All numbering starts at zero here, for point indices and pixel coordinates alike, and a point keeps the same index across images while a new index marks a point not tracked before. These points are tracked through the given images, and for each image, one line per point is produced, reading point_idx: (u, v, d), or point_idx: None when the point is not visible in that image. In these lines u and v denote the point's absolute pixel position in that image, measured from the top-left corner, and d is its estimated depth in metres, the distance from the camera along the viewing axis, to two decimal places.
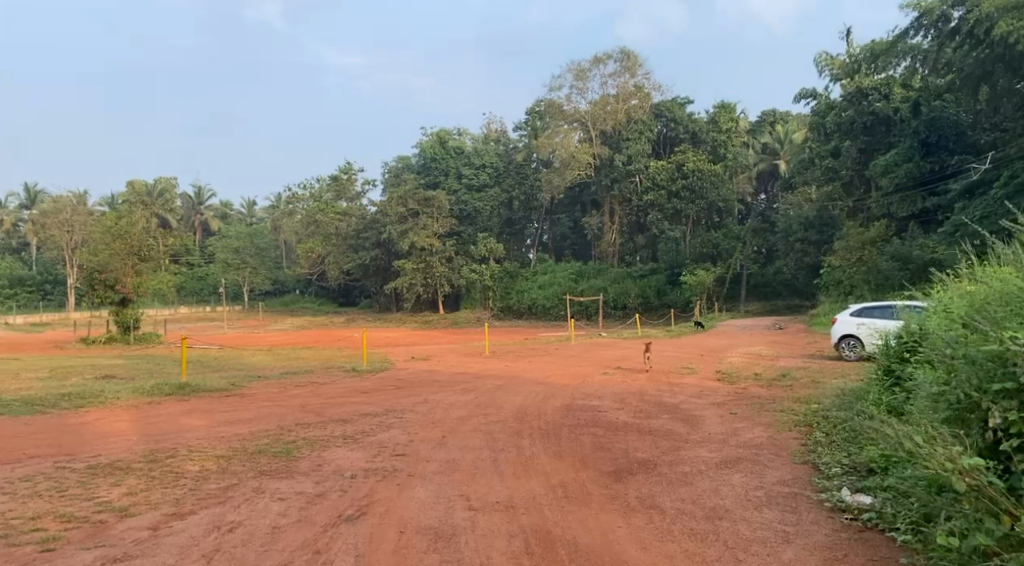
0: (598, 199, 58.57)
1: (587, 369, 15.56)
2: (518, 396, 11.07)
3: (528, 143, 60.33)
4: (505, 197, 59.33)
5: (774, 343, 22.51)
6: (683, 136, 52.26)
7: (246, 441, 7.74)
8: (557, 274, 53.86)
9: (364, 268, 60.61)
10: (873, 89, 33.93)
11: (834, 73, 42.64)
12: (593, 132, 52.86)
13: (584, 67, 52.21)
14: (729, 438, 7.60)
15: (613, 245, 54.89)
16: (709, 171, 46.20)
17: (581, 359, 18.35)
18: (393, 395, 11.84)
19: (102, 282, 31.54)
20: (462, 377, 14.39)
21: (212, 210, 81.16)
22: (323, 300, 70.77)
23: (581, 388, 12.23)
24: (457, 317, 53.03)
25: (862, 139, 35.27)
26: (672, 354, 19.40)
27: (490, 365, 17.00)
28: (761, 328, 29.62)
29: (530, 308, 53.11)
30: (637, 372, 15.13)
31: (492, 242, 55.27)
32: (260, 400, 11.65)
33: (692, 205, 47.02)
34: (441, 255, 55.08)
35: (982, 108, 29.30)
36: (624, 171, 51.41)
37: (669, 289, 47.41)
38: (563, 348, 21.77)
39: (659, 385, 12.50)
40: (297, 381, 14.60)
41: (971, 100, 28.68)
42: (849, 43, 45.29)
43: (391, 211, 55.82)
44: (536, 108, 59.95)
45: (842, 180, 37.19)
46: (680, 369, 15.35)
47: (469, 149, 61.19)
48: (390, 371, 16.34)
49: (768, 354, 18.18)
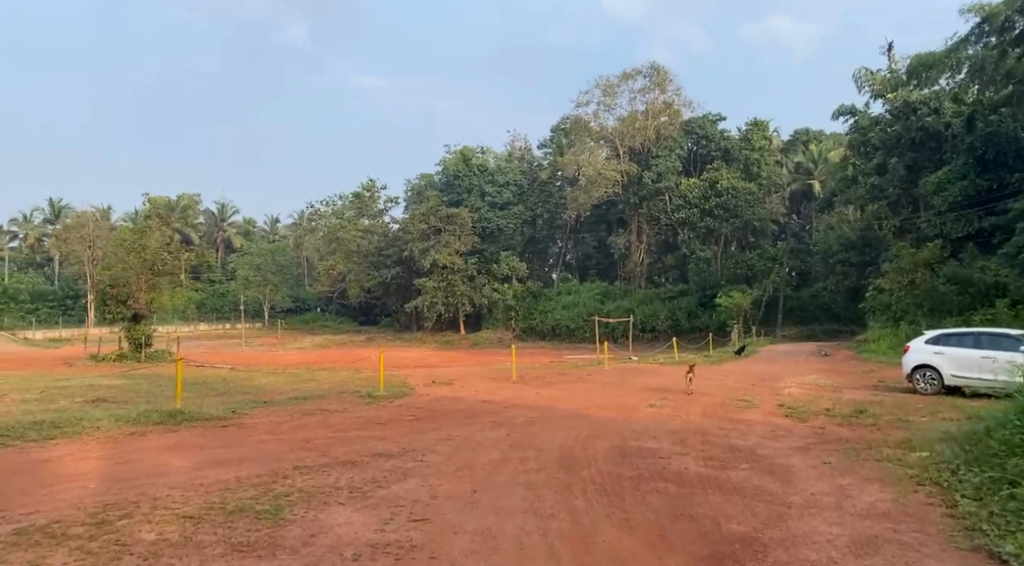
0: (625, 218, 56.95)
1: (630, 400, 13.87)
2: (559, 434, 9.43)
3: (553, 160, 59.11)
4: (529, 215, 58.06)
5: (827, 372, 20.62)
6: (714, 153, 50.71)
7: (230, 491, 6.21)
8: (582, 295, 52.26)
9: (385, 286, 59.32)
10: (922, 103, 32.24)
11: (875, 89, 40.33)
12: (620, 150, 51.46)
13: (612, 82, 50.98)
14: (844, 504, 5.89)
15: (641, 265, 53.16)
16: (743, 189, 44.37)
17: (619, 387, 16.64)
18: (413, 429, 10.24)
19: (114, 298, 30.53)
20: (490, 407, 12.79)
21: (235, 227, 80.84)
22: (343, 319, 69.70)
23: (631, 424, 10.55)
24: (478, 338, 51.59)
25: (910, 155, 33.04)
26: (720, 382, 17.63)
27: (520, 392, 15.37)
28: (806, 355, 27.64)
29: (553, 330, 51.50)
30: (688, 404, 13.39)
31: (515, 261, 53.95)
32: (259, 433, 10.14)
33: (727, 224, 45.14)
34: (462, 273, 53.60)
35: None
36: (653, 189, 50.17)
37: (700, 311, 45.47)
38: (596, 374, 20.05)
39: (720, 423, 10.78)
40: (305, 409, 13.06)
41: None
42: (891, 59, 43.52)
43: (412, 229, 54.73)
44: (562, 125, 58.76)
45: (889, 200, 34.87)
46: (735, 402, 13.62)
47: (493, 166, 60.08)
48: (410, 398, 14.79)
49: (830, 386, 16.34)
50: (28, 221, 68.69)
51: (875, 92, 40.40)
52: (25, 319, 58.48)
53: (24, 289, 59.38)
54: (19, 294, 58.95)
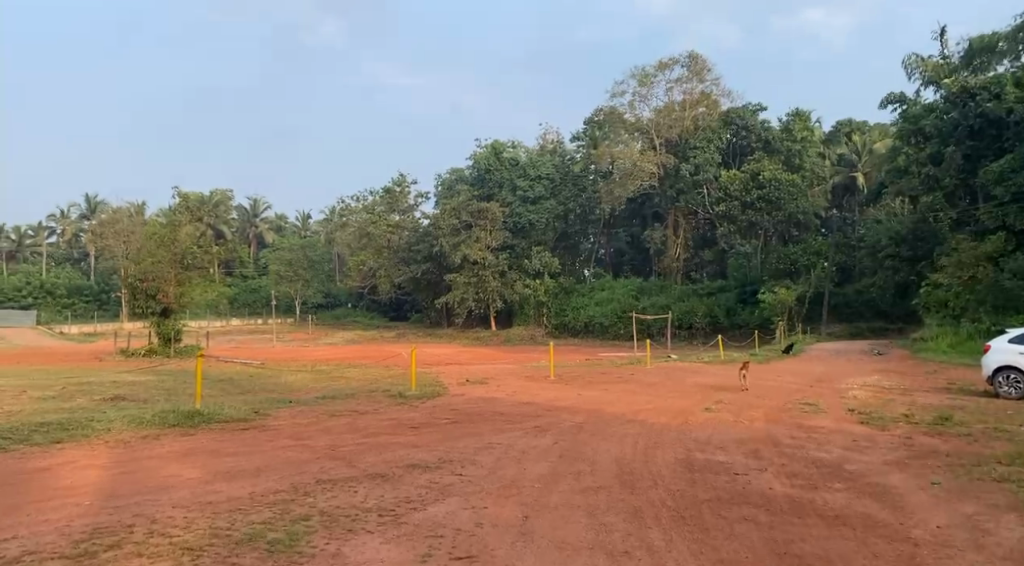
0: (660, 211, 55.57)
1: (682, 403, 12.78)
2: (612, 443, 8.41)
3: (587, 153, 58.10)
4: (561, 209, 57.02)
5: (889, 372, 19.21)
6: (755, 145, 49.04)
7: (242, 512, 5.34)
8: (616, 291, 51.16)
9: (415, 282, 58.77)
10: (981, 89, 30.20)
11: (926, 74, 38.74)
12: (656, 142, 50.29)
13: (649, 72, 49.67)
14: (985, 542, 4.75)
15: (677, 261, 51.82)
16: (787, 181, 42.75)
17: (666, 388, 15.54)
18: (449, 435, 9.32)
19: (144, 292, 30.26)
20: (530, 410, 11.84)
21: (267, 222, 81.19)
22: (374, 314, 69.46)
23: (691, 431, 9.48)
24: (510, 334, 50.78)
25: (968, 143, 31.12)
26: (775, 383, 16.40)
27: (561, 393, 14.37)
28: (858, 354, 26.14)
29: (586, 326, 50.42)
30: (746, 408, 12.26)
31: (547, 256, 52.89)
32: (282, 438, 9.32)
33: (769, 216, 43.71)
34: (493, 269, 52.72)
35: None
36: (691, 182, 48.62)
37: (740, 308, 44.04)
38: (639, 373, 18.95)
39: (791, 430, 9.62)
40: (332, 409, 12.26)
41: None
42: (943, 43, 41.39)
43: (443, 224, 54.03)
44: (596, 117, 57.51)
45: (945, 191, 32.66)
46: (799, 405, 12.45)
47: (525, 160, 59.13)
48: (444, 399, 13.91)
49: (898, 389, 15.02)
50: (66, 217, 69.81)
51: (927, 78, 38.61)
52: (62, 313, 59.34)
53: (61, 284, 60.24)
54: (57, 289, 59.82)
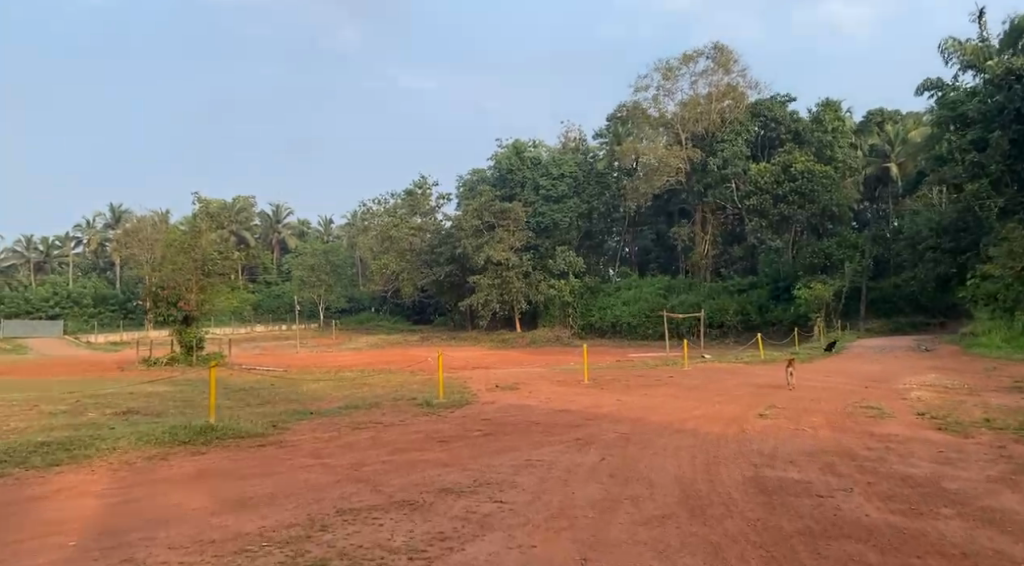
0: (687, 208, 54.32)
1: (731, 409, 11.82)
2: (667, 459, 7.52)
3: (610, 150, 57.13)
4: (585, 208, 56.02)
5: (945, 370, 18.00)
6: (784, 137, 47.63)
7: (249, 555, 4.55)
8: (643, 290, 50.10)
9: (438, 285, 58.11)
10: None
11: (964, 58, 37.11)
12: (682, 138, 49.11)
13: (673, 65, 48.49)
14: None
15: (706, 258, 50.57)
16: (820, 172, 41.46)
17: (709, 391, 14.57)
18: (482, 450, 8.50)
19: (165, 299, 29.83)
20: (566, 419, 10.98)
21: (290, 228, 81.24)
22: (397, 318, 68.97)
23: (752, 443, 8.53)
24: (535, 335, 49.85)
25: (1016, 127, 28.71)
26: (826, 385, 15.32)
27: (597, 399, 13.50)
28: (905, 351, 24.81)
29: (613, 326, 49.40)
30: (803, 413, 11.28)
31: (572, 256, 51.93)
32: (301, 456, 8.57)
33: (803, 210, 42.37)
34: (517, 270, 51.93)
35: None
36: (718, 176, 47.38)
37: (773, 304, 43.18)
38: (677, 375, 17.99)
39: (864, 440, 8.60)
40: (355, 421, 11.52)
41: None
42: (982, 26, 39.59)
43: (466, 226, 53.27)
44: (619, 113, 57.03)
45: (991, 178, 30.35)
46: (861, 410, 11.40)
47: (547, 159, 58.26)
48: (473, 407, 13.11)
49: (964, 389, 13.88)
50: (92, 226, 70.46)
51: (966, 63, 37.14)
52: (89, 323, 59.66)
53: (88, 294, 60.63)
54: (84, 298, 60.18)
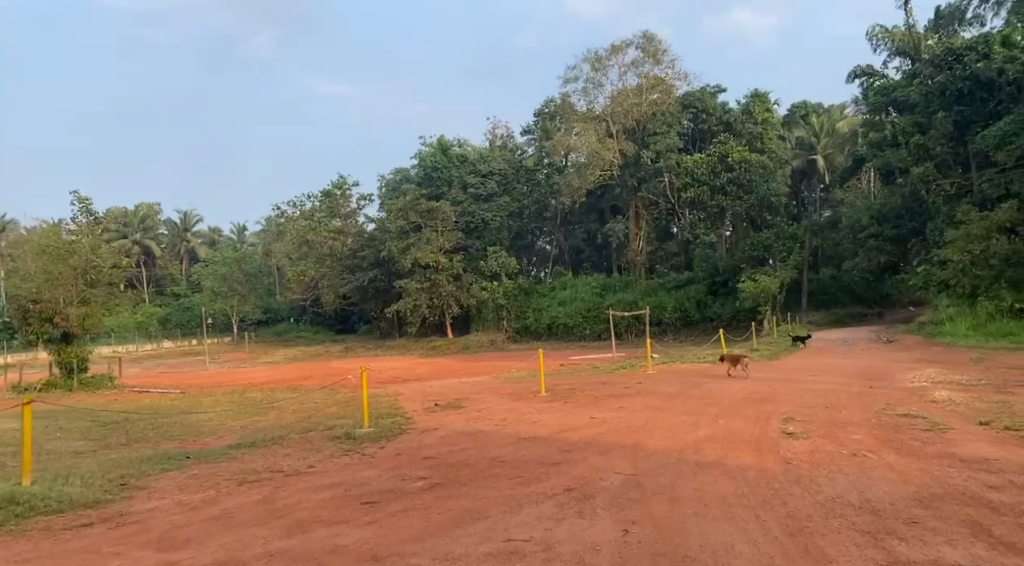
0: (620, 203, 52.70)
1: (740, 425, 9.40)
2: (726, 532, 4.86)
3: (539, 146, 55.05)
4: (516, 206, 53.85)
5: (933, 363, 16.29)
6: (716, 128, 46.50)
7: None
8: (580, 290, 48.07)
9: (362, 291, 54.21)
10: (967, 49, 27.63)
11: (894, 45, 36.63)
12: (614, 132, 47.28)
13: (601, 56, 46.56)
14: None
15: (641, 254, 49.00)
16: (757, 161, 40.34)
17: (694, 399, 12.22)
18: (434, 524, 5.64)
19: (37, 315, 24.97)
20: (537, 455, 8.27)
21: (200, 236, 75.28)
22: (319, 329, 64.73)
23: (822, 484, 6.00)
24: (468, 341, 46.90)
25: (958, 108, 28.30)
26: (822, 386, 13.19)
27: (566, 420, 10.90)
28: (869, 343, 23.40)
29: (550, 328, 47.23)
30: (834, 428, 8.92)
31: (504, 256, 49.42)
32: (143, 552, 5.45)
33: (740, 201, 41.17)
34: (447, 272, 48.72)
35: None
36: (652, 170, 46.04)
37: (711, 300, 42.15)
38: (644, 381, 15.64)
39: (964, 470, 6.24)
40: (247, 474, 8.42)
41: None
42: (907, 12, 39.40)
43: (390, 226, 49.69)
44: (546, 109, 55.39)
45: (935, 162, 29.60)
46: (899, 418, 9.14)
47: (474, 156, 55.63)
48: (410, 439, 10.23)
49: (984, 384, 11.96)
50: None
51: (895, 48, 36.65)
52: None
53: None
54: None
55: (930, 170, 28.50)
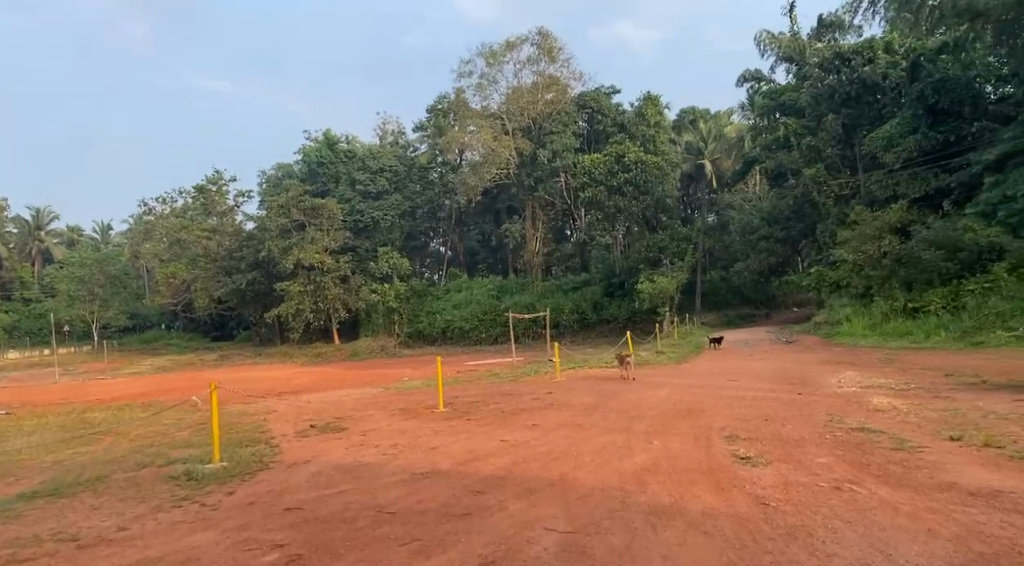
0: (515, 204, 51.54)
1: (682, 448, 7.87)
2: None
3: (432, 144, 52.91)
4: (408, 205, 51.49)
5: (846, 365, 15.71)
6: (610, 129, 46.08)
7: None
8: (475, 292, 46.45)
9: (240, 295, 49.76)
10: (855, 53, 28.52)
11: (781, 51, 37.69)
12: (510, 130, 45.82)
13: (495, 51, 45.03)
14: None
15: (538, 256, 47.82)
16: (653, 162, 40.22)
17: (615, 413, 10.68)
18: None
19: None
20: (439, 502, 6.35)
21: (54, 235, 67.26)
22: (192, 336, 59.29)
23: (828, 543, 4.48)
24: (357, 347, 44.00)
25: (846, 111, 29.39)
26: (747, 393, 12.06)
27: (471, 446, 9.00)
28: (771, 344, 23.16)
29: (444, 332, 45.24)
30: (789, 448, 7.58)
31: (395, 257, 46.87)
32: None
33: (637, 202, 40.82)
34: (334, 274, 45.39)
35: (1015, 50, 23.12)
36: (548, 170, 45.10)
37: (607, 302, 41.72)
38: (554, 391, 14.02)
39: (989, 511, 4.90)
40: (25, 545, 5.94)
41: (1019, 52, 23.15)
42: (791, 22, 40.54)
43: (271, 224, 45.89)
44: (439, 106, 53.27)
45: (825, 163, 30.64)
46: (857, 434, 7.94)
47: (363, 151, 52.72)
48: (274, 479, 8.00)
49: (916, 389, 11.15)
50: None
51: (782, 55, 37.65)
52: None
53: None
54: None
55: (821, 171, 29.77)
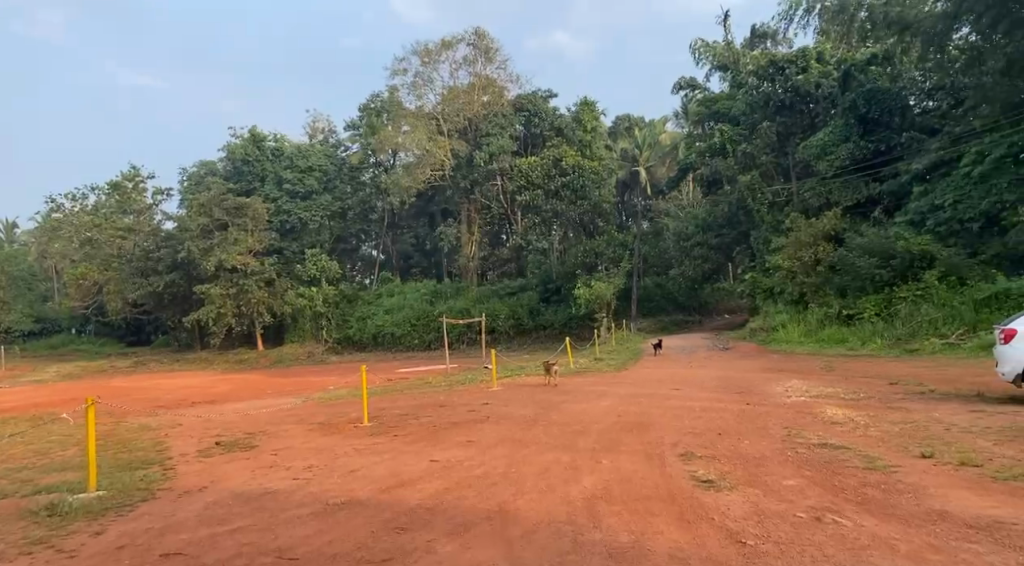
0: (450, 208, 50.43)
1: (634, 469, 7.01)
2: None
3: (364, 143, 51.18)
4: (339, 206, 49.70)
5: (788, 373, 15.37)
6: (548, 133, 45.59)
7: None
8: (408, 297, 45.06)
9: (157, 298, 46.73)
10: (788, 62, 29.02)
11: (715, 60, 38.16)
12: (445, 131, 44.75)
13: (431, 49, 43.90)
14: None
15: (473, 260, 46.84)
16: (590, 167, 40.01)
17: (557, 427, 9.78)
18: None
19: None
20: (351, 545, 5.25)
21: None
22: (104, 342, 55.48)
23: None
24: (282, 353, 41.91)
25: (780, 119, 30.01)
26: (694, 403, 11.39)
27: (396, 469, 7.90)
28: (708, 351, 22.98)
29: (375, 338, 43.67)
30: (751, 468, 6.82)
31: (324, 260, 44.98)
32: None
33: (574, 207, 40.62)
34: (259, 277, 43.13)
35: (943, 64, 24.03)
36: (484, 173, 44.29)
37: (544, 307, 41.14)
38: (490, 402, 13.04)
39: (998, 550, 4.19)
40: None
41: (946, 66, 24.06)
42: (725, 32, 41.09)
43: (190, 223, 43.25)
44: (372, 105, 51.70)
45: (759, 170, 31.02)
46: (821, 451, 7.27)
47: (291, 149, 50.51)
48: (157, 514, 6.71)
49: (866, 400, 10.71)
50: None
51: (715, 64, 38.19)
52: None
53: None
54: None
55: (755, 178, 30.15)
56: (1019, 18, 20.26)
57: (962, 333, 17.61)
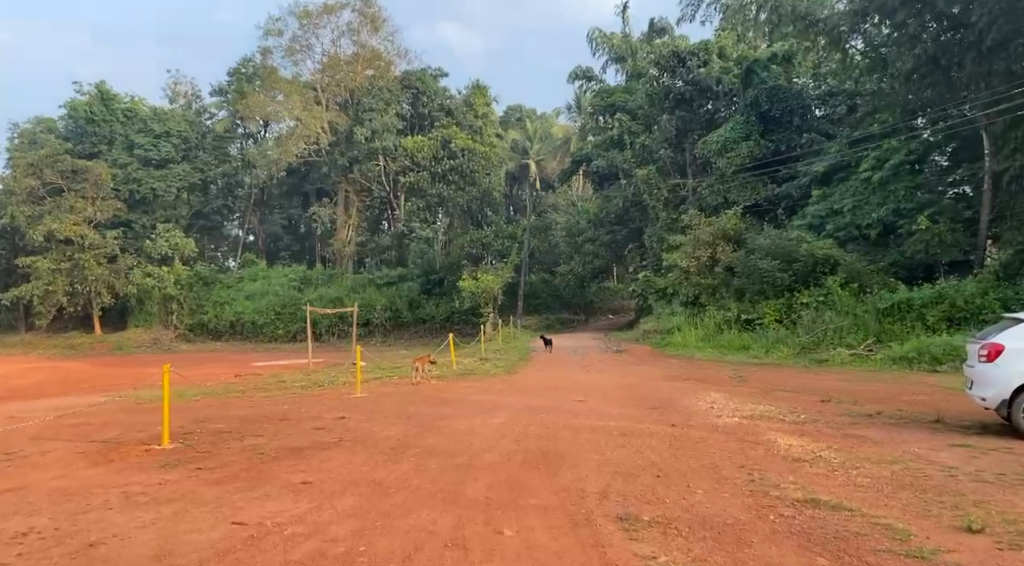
0: (326, 188, 46.07)
1: (558, 552, 4.39)
2: None
3: (232, 111, 45.71)
4: (199, 177, 43.86)
5: (699, 383, 13.53)
6: (437, 113, 42.38)
7: None
8: (273, 282, 40.44)
9: None
10: (691, 54, 27.87)
11: (612, 51, 36.75)
12: (324, 103, 40.41)
13: (312, 10, 39.28)
14: None
15: (349, 245, 42.91)
16: (481, 151, 37.44)
17: (435, 460, 7.02)
18: None
19: None
20: None
21: None
22: None
23: None
24: (121, 339, 36.29)
25: (679, 113, 28.96)
26: (610, 424, 9.03)
27: (171, 541, 4.80)
28: (602, 353, 21.13)
29: (233, 326, 38.94)
30: (737, 551, 4.39)
31: (178, 237, 39.40)
32: None
33: (462, 193, 37.92)
34: (97, 251, 36.87)
35: (843, 67, 24.02)
36: (365, 151, 40.45)
37: (424, 299, 38.19)
38: (350, 415, 10.01)
39: None
40: None
41: (848, 66, 23.84)
42: (625, 24, 39.76)
43: (14, 184, 36.27)
44: (243, 69, 46.30)
45: (658, 165, 29.74)
46: (821, 515, 4.99)
47: (146, 111, 44.22)
48: None
49: (812, 426, 8.78)
50: None
51: (611, 54, 36.86)
52: None
53: None
54: None
55: (652, 172, 28.89)
56: (927, 21, 19.70)
57: (869, 343, 16.85)
